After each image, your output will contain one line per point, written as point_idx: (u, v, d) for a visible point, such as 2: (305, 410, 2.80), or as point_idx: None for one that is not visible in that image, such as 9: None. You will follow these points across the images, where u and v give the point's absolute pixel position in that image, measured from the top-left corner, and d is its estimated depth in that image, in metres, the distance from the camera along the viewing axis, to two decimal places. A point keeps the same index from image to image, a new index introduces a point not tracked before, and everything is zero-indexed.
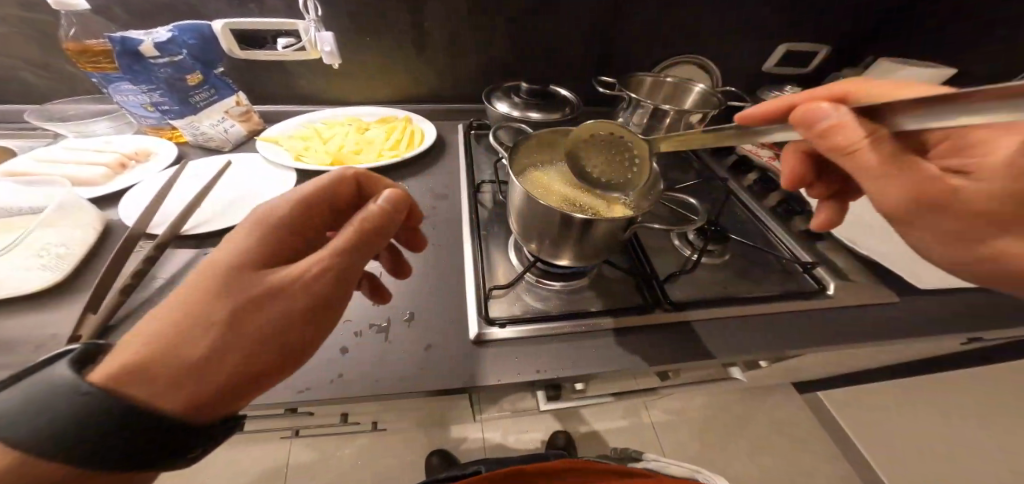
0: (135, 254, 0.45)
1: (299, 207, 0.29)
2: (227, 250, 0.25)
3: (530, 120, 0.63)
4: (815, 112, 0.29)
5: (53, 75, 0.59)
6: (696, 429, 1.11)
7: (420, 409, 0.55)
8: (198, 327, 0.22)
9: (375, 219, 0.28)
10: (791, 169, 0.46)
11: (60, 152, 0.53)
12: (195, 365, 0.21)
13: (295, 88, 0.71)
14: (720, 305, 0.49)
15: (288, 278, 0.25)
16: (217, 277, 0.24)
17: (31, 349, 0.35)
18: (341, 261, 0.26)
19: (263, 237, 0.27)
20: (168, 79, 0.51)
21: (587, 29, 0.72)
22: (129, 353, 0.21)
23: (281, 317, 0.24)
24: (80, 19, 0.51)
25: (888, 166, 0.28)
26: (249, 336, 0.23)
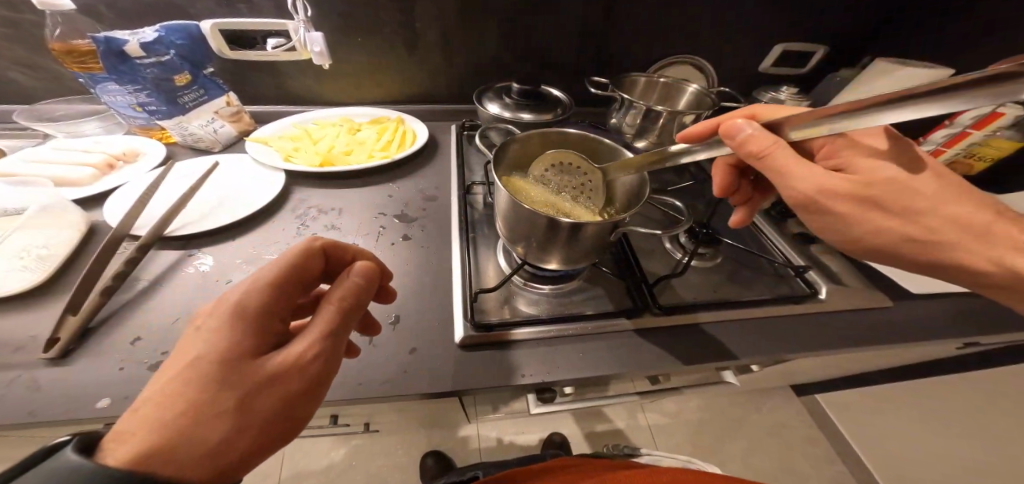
0: (117, 256, 0.44)
1: (288, 272, 0.26)
2: (220, 324, 0.23)
3: (520, 120, 0.62)
4: (733, 126, 0.32)
5: (43, 75, 0.59)
6: (692, 431, 1.10)
7: (409, 412, 0.55)
8: (207, 413, 0.20)
9: (356, 294, 0.27)
10: (720, 179, 0.48)
11: (49, 152, 0.52)
12: (207, 456, 0.19)
13: (286, 88, 0.71)
14: (711, 309, 0.48)
15: (289, 358, 0.23)
16: (216, 358, 0.22)
17: (10, 351, 0.35)
18: (336, 338, 0.26)
19: (254, 307, 0.24)
20: (155, 79, 0.51)
21: (581, 29, 0.71)
22: (133, 444, 0.18)
23: (282, 399, 0.23)
24: (66, 18, 0.51)
25: (791, 164, 0.32)
26: (256, 422, 0.21)
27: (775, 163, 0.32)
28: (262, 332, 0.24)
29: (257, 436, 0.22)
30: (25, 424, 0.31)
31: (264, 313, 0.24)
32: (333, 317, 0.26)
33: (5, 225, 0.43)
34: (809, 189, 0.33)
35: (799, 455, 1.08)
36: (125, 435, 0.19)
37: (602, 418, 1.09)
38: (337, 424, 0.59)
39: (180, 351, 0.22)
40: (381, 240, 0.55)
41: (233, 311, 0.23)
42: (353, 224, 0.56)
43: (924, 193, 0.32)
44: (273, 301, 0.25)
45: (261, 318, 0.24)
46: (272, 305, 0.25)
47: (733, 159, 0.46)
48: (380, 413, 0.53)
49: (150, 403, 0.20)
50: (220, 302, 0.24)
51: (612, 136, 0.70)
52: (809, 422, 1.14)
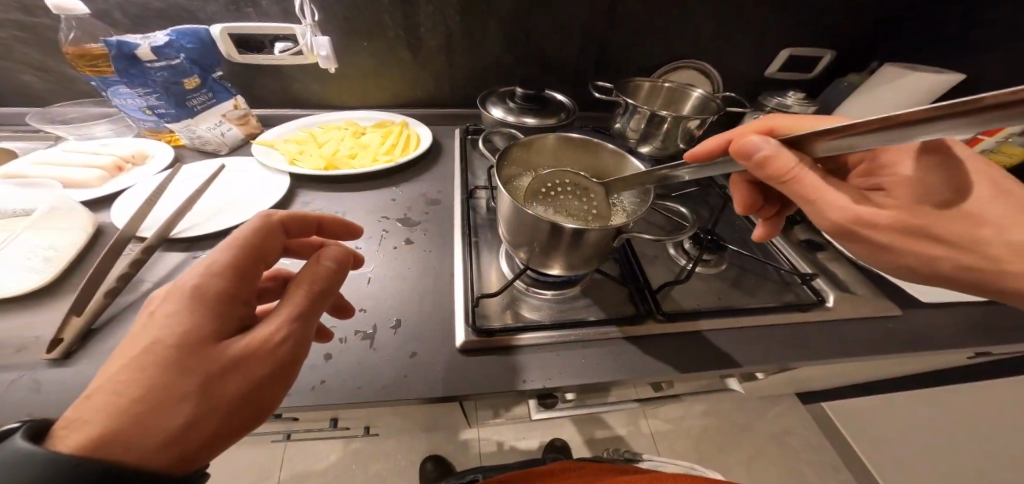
0: (122, 257, 0.45)
1: (247, 254, 0.26)
2: (178, 307, 0.23)
3: (524, 125, 0.62)
4: (749, 145, 0.30)
5: (55, 78, 0.60)
6: (696, 438, 1.08)
7: (410, 416, 0.54)
8: (166, 398, 0.20)
9: (328, 277, 0.28)
10: (741, 196, 0.46)
11: (58, 153, 0.53)
12: (169, 438, 0.19)
13: (293, 92, 0.72)
14: (715, 315, 0.48)
15: (255, 341, 0.23)
16: (172, 343, 0.21)
17: (12, 351, 0.35)
18: (306, 321, 0.26)
19: (214, 291, 0.24)
20: (164, 83, 0.51)
21: (585, 32, 0.71)
22: (89, 431, 0.19)
23: (251, 381, 0.23)
24: (81, 22, 0.52)
25: (817, 192, 0.31)
26: (222, 404, 0.21)
27: (801, 189, 0.31)
28: (225, 315, 0.24)
29: (223, 419, 0.22)
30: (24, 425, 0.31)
31: (224, 296, 0.24)
32: (303, 301, 0.26)
33: (11, 225, 0.43)
34: (840, 220, 0.31)
35: (806, 465, 1.06)
36: (85, 419, 0.19)
37: (602, 423, 1.08)
38: (337, 427, 0.58)
39: (134, 338, 0.22)
40: (383, 243, 0.55)
41: (191, 295, 0.23)
42: None
43: (985, 217, 0.30)
44: (235, 285, 0.25)
45: (222, 301, 0.24)
46: (234, 288, 0.25)
47: (752, 175, 0.45)
48: (381, 417, 0.52)
49: (104, 389, 0.20)
50: (179, 286, 0.24)
51: (616, 140, 0.70)
52: (816, 431, 1.12)
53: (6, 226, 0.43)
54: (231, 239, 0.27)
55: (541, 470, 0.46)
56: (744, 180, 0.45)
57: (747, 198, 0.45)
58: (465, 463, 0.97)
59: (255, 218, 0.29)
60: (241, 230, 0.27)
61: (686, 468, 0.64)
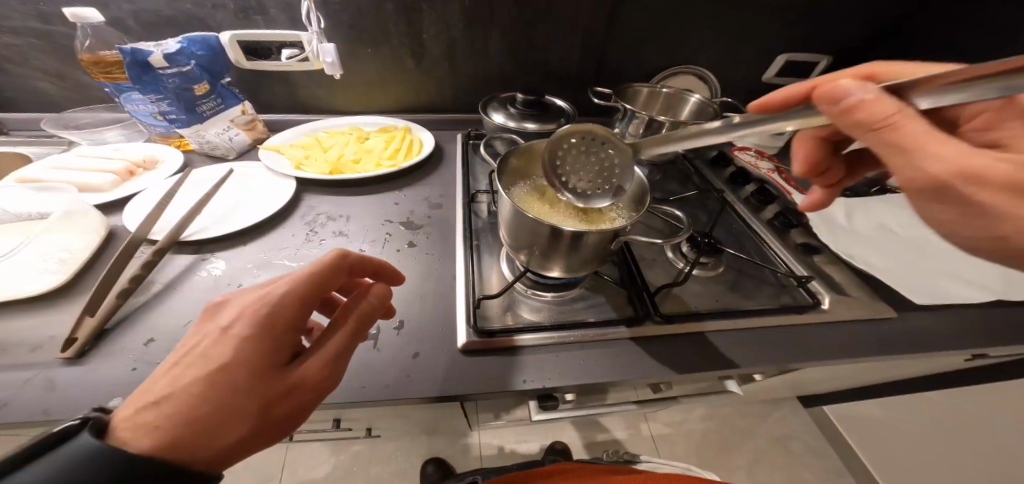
0: (135, 259, 0.46)
1: (313, 288, 0.29)
2: (248, 333, 0.26)
3: (524, 130, 0.63)
4: (840, 89, 0.27)
5: (68, 85, 0.62)
6: (696, 440, 1.09)
7: (411, 418, 0.55)
8: (230, 417, 0.23)
9: (373, 317, 0.31)
10: (807, 155, 0.45)
11: (71, 158, 0.54)
12: (223, 451, 0.23)
13: (300, 98, 0.73)
14: (711, 318, 0.49)
15: (303, 371, 0.27)
16: (240, 368, 0.25)
17: (28, 350, 0.36)
18: (347, 356, 0.29)
19: (281, 322, 0.27)
20: (175, 89, 0.53)
21: (586, 39, 0.73)
22: (159, 436, 0.22)
23: (296, 405, 0.26)
24: (96, 30, 0.54)
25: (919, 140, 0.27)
26: (271, 423, 0.25)
27: (897, 140, 0.27)
28: (284, 343, 0.27)
29: (266, 438, 0.25)
30: (40, 422, 0.32)
31: (287, 327, 0.27)
32: (344, 339, 0.29)
33: (31, 227, 0.45)
34: (938, 174, 0.28)
35: (806, 469, 1.06)
36: (153, 425, 0.22)
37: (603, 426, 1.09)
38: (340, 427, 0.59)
39: (206, 355, 0.25)
40: (386, 246, 0.56)
41: (262, 323, 0.26)
42: (360, 231, 0.57)
43: None
44: (299, 317, 0.28)
45: (285, 331, 0.27)
46: (297, 320, 0.28)
47: (821, 131, 0.44)
48: (382, 418, 0.53)
49: (176, 398, 0.23)
50: (251, 310, 0.27)
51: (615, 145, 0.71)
52: (817, 435, 1.12)
53: (26, 228, 0.45)
54: (304, 271, 0.29)
55: (539, 471, 0.47)
56: (813, 136, 0.45)
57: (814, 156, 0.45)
58: (467, 465, 0.98)
59: (331, 252, 0.32)
60: (315, 263, 0.30)
61: (685, 471, 0.65)
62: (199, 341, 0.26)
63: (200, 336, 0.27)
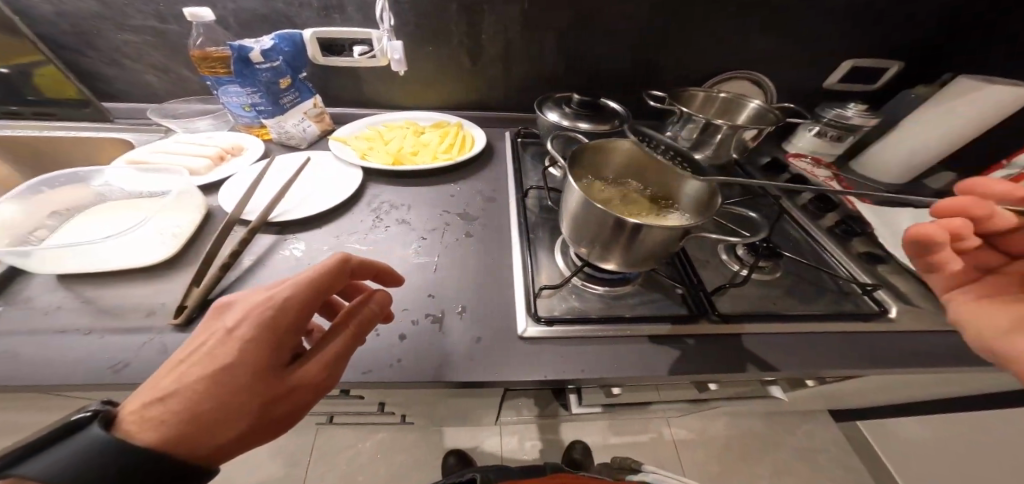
0: (230, 237, 0.51)
1: (312, 295, 0.30)
2: (250, 335, 0.28)
3: (579, 129, 0.63)
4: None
5: (170, 78, 0.68)
6: (718, 450, 1.07)
7: (456, 405, 0.57)
8: (228, 417, 0.26)
9: (368, 324, 0.33)
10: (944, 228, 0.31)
11: (170, 143, 0.59)
12: (224, 444, 0.26)
13: (362, 93, 0.77)
14: (772, 321, 0.48)
15: (303, 374, 0.29)
16: (242, 371, 0.27)
17: (143, 315, 0.40)
18: (343, 361, 0.31)
19: (283, 327, 0.29)
20: (266, 82, 0.57)
21: (647, 39, 0.73)
22: (164, 430, 0.25)
23: (293, 405, 0.29)
24: (207, 29, 0.58)
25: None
26: (267, 421, 0.28)
27: None
28: (284, 346, 0.29)
29: (264, 433, 0.28)
30: None
31: (288, 331, 0.29)
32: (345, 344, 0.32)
33: (151, 205, 0.50)
34: None
35: None
36: (160, 419, 0.25)
37: (623, 428, 1.08)
38: (383, 411, 0.62)
39: (211, 356, 0.28)
40: (446, 236, 0.59)
41: (264, 326, 0.28)
42: (421, 220, 0.60)
43: None
44: (301, 322, 0.30)
45: (286, 336, 0.29)
46: (299, 325, 0.29)
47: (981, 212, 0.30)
48: (430, 404, 0.56)
49: (180, 396, 0.26)
50: (257, 312, 0.29)
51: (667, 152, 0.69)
52: (848, 452, 1.08)
53: (148, 205, 0.50)
54: (307, 276, 0.31)
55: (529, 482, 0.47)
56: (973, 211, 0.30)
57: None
58: (486, 457, 1.00)
59: (332, 257, 0.32)
60: (318, 268, 0.31)
61: None
62: (206, 339, 0.29)
63: (207, 334, 0.29)
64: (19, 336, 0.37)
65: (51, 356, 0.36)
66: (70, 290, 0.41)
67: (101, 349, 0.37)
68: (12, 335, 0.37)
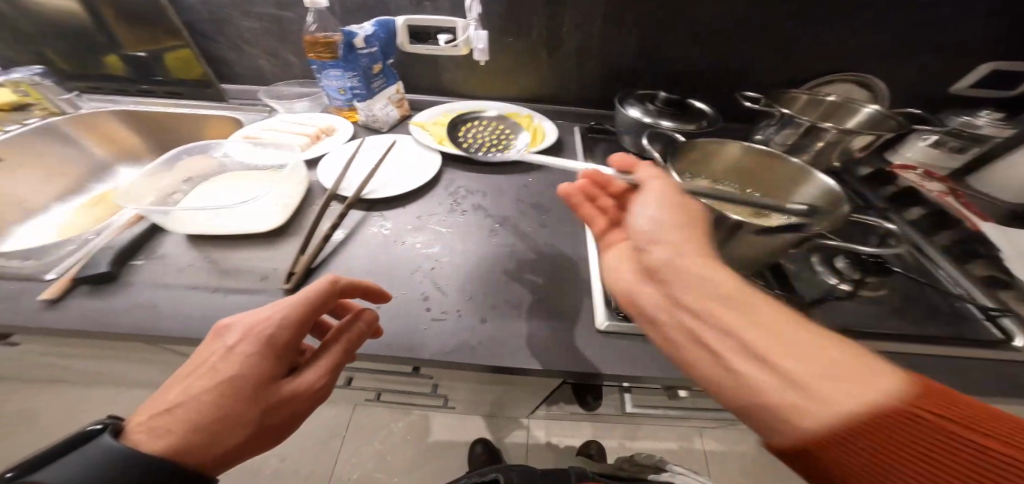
0: (328, 213, 0.53)
1: (308, 312, 0.31)
2: (252, 351, 0.29)
3: (660, 126, 0.60)
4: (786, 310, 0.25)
5: (275, 61, 0.73)
6: (757, 471, 1.00)
7: (516, 395, 0.57)
8: (230, 427, 0.27)
9: (359, 338, 0.34)
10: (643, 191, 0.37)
11: (274, 122, 0.64)
12: (224, 453, 0.26)
13: (439, 81, 0.80)
14: (876, 339, 0.43)
15: (301, 384, 0.30)
16: (242, 384, 0.28)
17: (259, 278, 0.44)
18: (337, 373, 0.33)
19: (281, 341, 0.30)
20: (364, 67, 0.61)
21: (743, 33, 0.69)
22: (166, 442, 0.25)
23: (289, 417, 0.29)
24: (320, 17, 0.62)
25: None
26: (264, 433, 0.28)
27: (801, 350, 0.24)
28: (281, 360, 0.30)
29: (260, 446, 0.28)
30: None
31: (286, 346, 0.30)
32: (340, 355, 0.33)
33: (270, 177, 0.54)
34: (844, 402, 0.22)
35: None
36: (163, 431, 0.26)
37: (656, 437, 1.03)
38: (436, 394, 0.64)
39: (213, 370, 0.28)
40: (521, 225, 0.59)
41: (265, 341, 0.29)
42: (497, 208, 0.61)
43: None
44: (298, 337, 0.31)
45: (285, 350, 0.30)
46: (297, 340, 0.31)
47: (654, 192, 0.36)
48: (492, 390, 0.56)
49: (182, 408, 0.26)
50: (258, 328, 0.30)
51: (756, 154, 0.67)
52: None
53: (264, 177, 0.55)
54: (302, 293, 0.32)
55: None
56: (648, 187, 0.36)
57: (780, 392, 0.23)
58: (514, 449, 0.99)
59: (325, 277, 0.33)
60: (311, 286, 0.32)
61: None
62: (207, 354, 0.29)
63: (208, 350, 0.29)
64: (155, 289, 0.41)
65: (185, 308, 0.40)
66: (198, 251, 0.45)
67: (226, 306, 0.40)
68: (146, 287, 0.41)
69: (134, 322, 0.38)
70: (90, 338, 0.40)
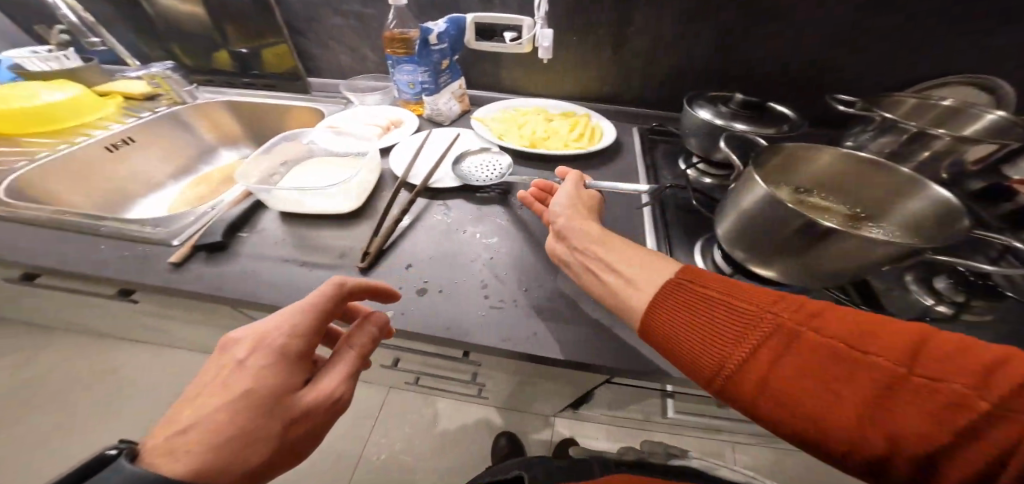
0: (396, 199, 0.56)
1: (319, 318, 0.32)
2: (266, 362, 0.29)
3: (733, 129, 0.58)
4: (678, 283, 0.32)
5: (354, 57, 0.79)
6: None
7: (558, 393, 0.56)
8: (254, 442, 0.26)
9: (372, 342, 0.35)
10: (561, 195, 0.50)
11: (351, 115, 0.69)
12: (246, 471, 0.26)
13: (501, 77, 0.82)
14: None
15: (323, 392, 0.30)
16: (261, 396, 0.27)
17: (338, 256, 0.47)
18: (354, 379, 0.33)
19: (295, 349, 0.30)
20: (435, 62, 0.64)
21: (825, 33, 0.65)
22: (184, 466, 0.24)
23: (309, 428, 0.29)
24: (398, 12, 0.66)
25: (793, 398, 0.25)
26: (285, 446, 0.28)
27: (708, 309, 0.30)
28: (297, 371, 0.30)
29: (281, 462, 0.28)
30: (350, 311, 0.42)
31: (301, 354, 0.30)
32: (353, 361, 0.33)
33: (352, 163, 0.59)
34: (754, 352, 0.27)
35: None
36: (180, 453, 0.25)
37: None
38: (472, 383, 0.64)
39: (228, 385, 0.28)
40: None
41: (279, 352, 0.29)
42: None
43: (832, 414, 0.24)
44: (311, 345, 0.31)
45: (300, 359, 0.30)
46: (310, 347, 0.31)
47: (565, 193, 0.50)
48: (534, 385, 0.56)
49: (200, 428, 0.26)
50: (270, 339, 0.30)
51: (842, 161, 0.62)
52: None
53: (348, 162, 0.59)
54: (311, 301, 0.32)
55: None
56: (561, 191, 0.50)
57: (655, 298, 0.32)
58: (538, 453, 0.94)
59: (329, 283, 0.34)
60: (317, 293, 0.32)
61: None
62: (218, 370, 0.29)
63: (219, 367, 0.29)
64: (250, 260, 0.46)
65: (274, 278, 0.44)
66: (286, 228, 0.50)
67: (310, 278, 0.44)
68: (243, 256, 0.46)
69: (233, 286, 0.42)
70: (191, 299, 0.45)
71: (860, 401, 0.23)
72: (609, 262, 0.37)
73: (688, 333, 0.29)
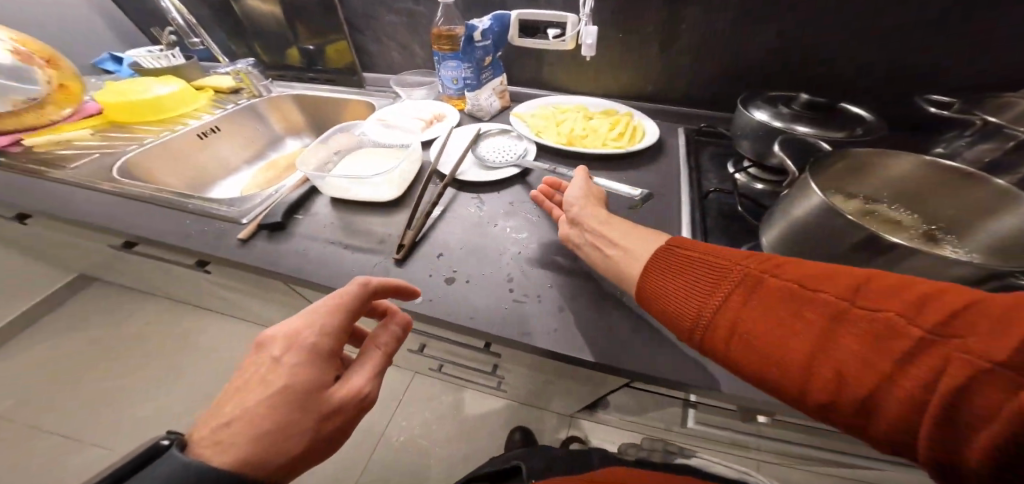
0: (432, 190, 0.59)
1: (346, 318, 0.34)
2: (300, 360, 0.31)
3: (796, 131, 0.53)
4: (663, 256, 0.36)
5: (405, 53, 0.83)
6: None
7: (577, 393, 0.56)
8: (292, 434, 0.29)
9: (395, 341, 0.37)
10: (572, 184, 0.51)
11: (398, 109, 0.73)
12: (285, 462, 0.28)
13: (544, 73, 0.82)
14: None
15: (353, 389, 0.32)
16: (296, 393, 0.30)
17: (377, 241, 0.51)
18: (380, 376, 0.35)
19: (326, 347, 0.32)
20: (478, 58, 0.66)
21: (910, 25, 0.58)
22: (231, 455, 0.27)
23: (341, 423, 0.31)
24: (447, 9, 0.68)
25: (754, 340, 0.28)
26: (319, 439, 0.30)
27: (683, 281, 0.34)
28: (328, 368, 0.32)
29: (314, 454, 0.30)
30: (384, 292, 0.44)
31: (331, 352, 0.32)
32: (380, 359, 0.36)
33: (395, 154, 0.62)
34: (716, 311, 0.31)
35: None
36: (227, 443, 0.27)
37: None
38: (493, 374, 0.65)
39: (266, 382, 0.30)
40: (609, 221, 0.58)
41: (310, 350, 0.31)
42: None
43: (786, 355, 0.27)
44: (340, 343, 0.33)
45: (331, 357, 0.32)
46: (338, 346, 0.33)
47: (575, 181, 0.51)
48: (555, 383, 0.56)
49: (242, 422, 0.28)
50: (302, 338, 0.32)
51: None
52: None
53: (391, 154, 0.63)
54: (339, 302, 0.34)
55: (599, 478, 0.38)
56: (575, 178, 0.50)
57: (647, 263, 0.36)
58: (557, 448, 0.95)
59: (355, 284, 0.35)
60: (344, 295, 0.34)
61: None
62: (256, 369, 0.31)
63: (257, 365, 0.31)
64: (301, 241, 0.50)
65: (320, 258, 0.48)
66: (334, 213, 0.54)
67: (352, 261, 0.48)
68: (296, 236, 0.50)
69: (286, 263, 0.47)
70: (251, 273, 0.50)
71: (813, 339, 0.26)
72: (612, 238, 0.40)
73: (674, 293, 0.33)
